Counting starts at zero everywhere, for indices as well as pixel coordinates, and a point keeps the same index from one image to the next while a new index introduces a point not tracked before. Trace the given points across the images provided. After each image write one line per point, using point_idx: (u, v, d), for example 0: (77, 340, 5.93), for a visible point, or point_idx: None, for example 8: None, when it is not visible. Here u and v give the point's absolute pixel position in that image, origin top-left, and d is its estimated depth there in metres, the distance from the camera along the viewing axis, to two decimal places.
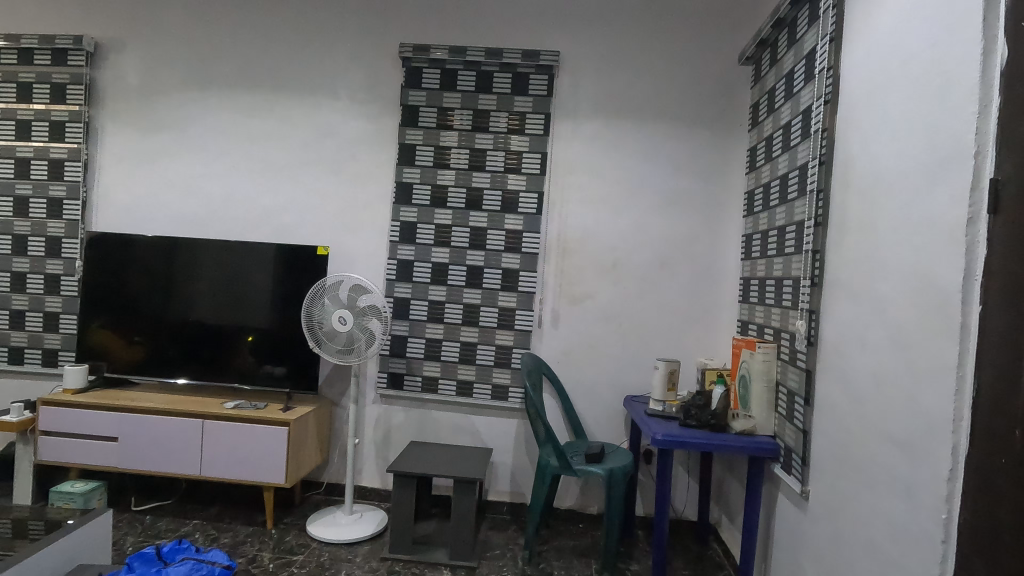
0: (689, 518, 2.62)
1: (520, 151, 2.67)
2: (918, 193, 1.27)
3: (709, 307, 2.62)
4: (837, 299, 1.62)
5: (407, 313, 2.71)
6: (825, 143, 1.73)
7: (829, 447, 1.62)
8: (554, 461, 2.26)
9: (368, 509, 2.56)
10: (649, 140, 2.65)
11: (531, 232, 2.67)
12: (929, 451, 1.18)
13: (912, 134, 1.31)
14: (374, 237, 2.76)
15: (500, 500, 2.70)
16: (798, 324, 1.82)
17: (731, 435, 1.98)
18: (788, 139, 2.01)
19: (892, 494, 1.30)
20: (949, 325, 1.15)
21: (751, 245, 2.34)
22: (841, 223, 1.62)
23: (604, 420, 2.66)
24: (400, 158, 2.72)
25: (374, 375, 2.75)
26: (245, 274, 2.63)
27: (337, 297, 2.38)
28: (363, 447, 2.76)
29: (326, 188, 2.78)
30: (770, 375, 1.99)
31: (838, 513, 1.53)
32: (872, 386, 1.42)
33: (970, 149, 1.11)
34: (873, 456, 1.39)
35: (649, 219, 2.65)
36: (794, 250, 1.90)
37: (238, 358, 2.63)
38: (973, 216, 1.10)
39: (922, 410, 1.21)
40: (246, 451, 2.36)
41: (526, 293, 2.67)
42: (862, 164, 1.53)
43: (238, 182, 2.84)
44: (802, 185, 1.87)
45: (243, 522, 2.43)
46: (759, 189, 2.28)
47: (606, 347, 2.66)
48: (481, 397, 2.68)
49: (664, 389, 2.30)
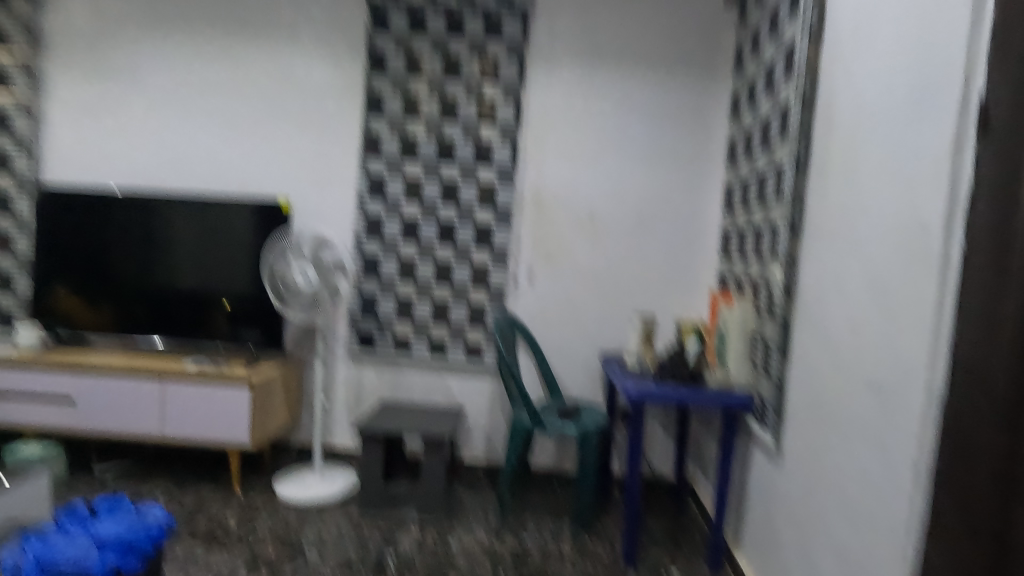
0: (666, 476, 2.60)
1: (494, 99, 2.54)
2: (905, 121, 1.18)
3: (688, 263, 2.54)
4: (816, 244, 1.55)
5: (377, 270, 2.61)
6: (808, 80, 1.63)
7: (803, 398, 1.56)
8: (526, 418, 2.20)
9: (339, 469, 2.50)
10: (629, 88, 2.52)
11: (505, 185, 2.56)
12: (904, 395, 1.12)
13: (900, 60, 1.22)
14: (341, 191, 2.64)
15: (475, 460, 2.66)
16: (776, 274, 1.75)
17: (706, 389, 1.92)
18: (771, 80, 1.91)
19: (865, 442, 1.25)
20: (929, 260, 1.07)
21: (732, 197, 2.25)
22: (823, 164, 1.54)
23: (580, 378, 2.61)
24: (367, 107, 2.58)
25: (344, 335, 2.67)
26: (204, 230, 2.51)
27: (300, 253, 2.28)
28: (334, 408, 2.69)
29: (291, 140, 2.65)
30: (747, 328, 1.93)
31: (811, 465, 1.49)
32: (849, 332, 1.35)
33: (959, 67, 1.02)
34: (847, 404, 1.34)
35: (628, 171, 2.54)
36: (773, 197, 1.82)
37: (199, 317, 2.53)
38: (960, 140, 1.02)
39: (899, 354, 1.15)
40: (208, 411, 2.29)
41: (500, 249, 2.58)
42: (847, 98, 1.43)
43: (197, 132, 2.68)
44: (784, 127, 1.77)
45: (208, 483, 2.37)
46: (741, 137, 2.18)
47: (583, 305, 2.59)
48: (455, 355, 2.61)
49: (640, 344, 2.25)
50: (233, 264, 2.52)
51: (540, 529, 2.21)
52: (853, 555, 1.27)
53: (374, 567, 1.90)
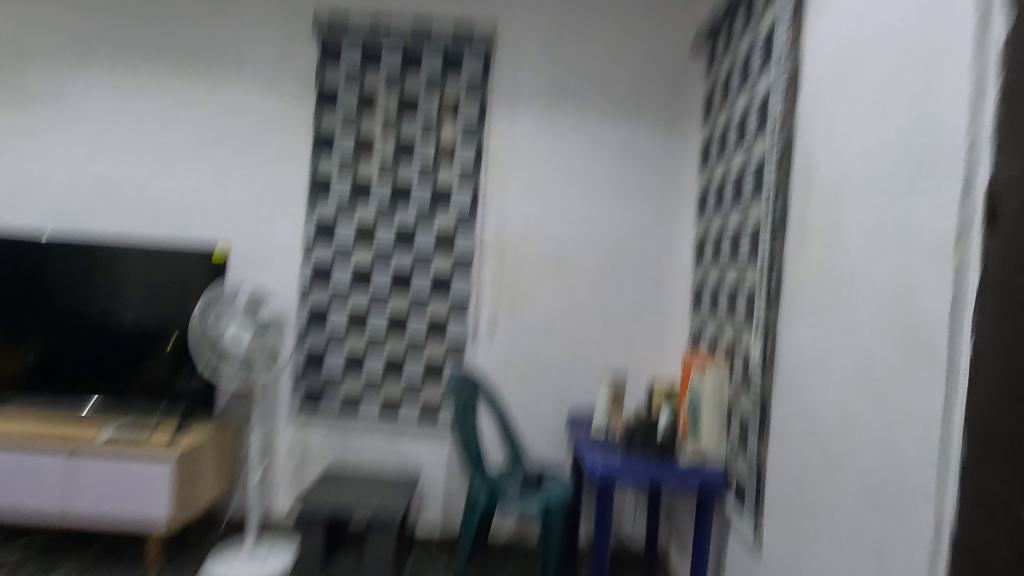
0: (637, 546, 2.41)
1: (453, 141, 2.39)
2: (897, 196, 1.05)
3: (660, 316, 2.39)
4: (796, 316, 1.41)
5: (324, 323, 2.40)
6: (784, 136, 1.51)
7: (785, 489, 1.40)
8: (484, 494, 2.03)
9: (277, 547, 2.24)
10: (596, 132, 2.40)
11: (465, 232, 2.40)
12: (907, 515, 0.96)
13: (889, 126, 1.09)
14: (287, 237, 2.43)
15: (431, 531, 2.43)
16: (753, 342, 1.60)
17: (678, 466, 1.75)
18: (744, 131, 1.79)
19: (859, 559, 1.09)
20: (932, 361, 0.92)
21: (704, 249, 2.12)
22: (801, 229, 1.40)
23: (546, 440, 2.41)
24: (316, 147, 2.39)
25: (287, 393, 2.43)
26: (130, 279, 2.27)
27: (234, 310, 2.04)
28: (275, 474, 2.44)
29: (232, 180, 2.44)
30: (722, 399, 1.78)
31: (796, 568, 1.32)
32: (837, 424, 1.20)
33: (961, 144, 0.89)
34: (837, 507, 1.17)
35: (595, 218, 2.40)
36: (749, 257, 1.68)
37: (122, 377, 2.27)
38: (964, 227, 0.88)
39: (897, 464, 0.99)
40: (123, 490, 2.01)
41: (458, 300, 2.40)
42: (827, 160, 1.31)
43: (129, 170, 2.46)
44: (758, 183, 1.65)
45: (123, 569, 2.09)
46: (713, 188, 2.06)
47: (548, 360, 2.41)
48: (408, 417, 2.39)
49: (607, 408, 2.08)
50: (164, 319, 2.27)
51: None
52: None
53: None
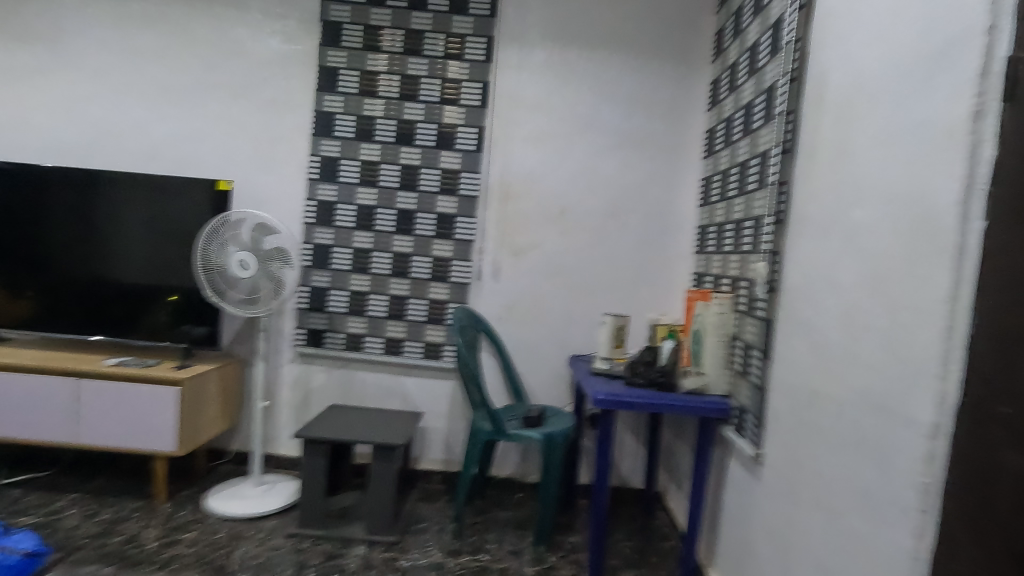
0: (636, 487, 2.45)
1: (459, 79, 2.36)
2: (911, 94, 1.04)
3: (663, 260, 2.40)
4: (802, 236, 1.41)
5: (328, 262, 2.40)
6: (797, 57, 1.49)
7: (786, 406, 1.42)
8: (487, 425, 2.04)
9: (282, 479, 2.28)
10: (603, 72, 2.37)
11: (469, 172, 2.38)
12: (909, 404, 0.97)
13: (904, 24, 1.08)
14: (291, 175, 2.41)
15: (432, 469, 2.46)
16: (758, 269, 1.60)
17: (680, 394, 1.76)
18: (755, 61, 1.77)
19: (861, 455, 1.11)
20: (943, 248, 0.93)
21: (710, 189, 2.11)
22: (812, 146, 1.40)
23: (547, 382, 2.44)
24: (320, 83, 2.36)
25: (291, 332, 2.45)
26: (133, 213, 2.26)
27: (239, 238, 2.04)
28: (279, 411, 2.47)
29: (235, 116, 2.41)
30: (725, 330, 1.79)
31: (795, 479, 1.34)
32: (841, 332, 1.21)
33: (981, 23, 0.88)
34: (839, 413, 1.19)
35: (601, 161, 2.39)
36: (756, 185, 1.68)
37: (127, 310, 2.28)
38: (980, 109, 0.87)
39: (902, 357, 1.01)
40: (129, 416, 2.03)
41: (462, 241, 2.39)
42: (841, 73, 1.29)
43: (130, 106, 2.43)
44: (768, 110, 1.64)
45: (131, 495, 2.13)
46: (721, 125, 2.05)
47: (551, 302, 2.42)
48: (411, 356, 2.41)
49: (610, 346, 2.10)
50: (166, 253, 2.26)
51: (500, 547, 2.02)
52: None
53: None
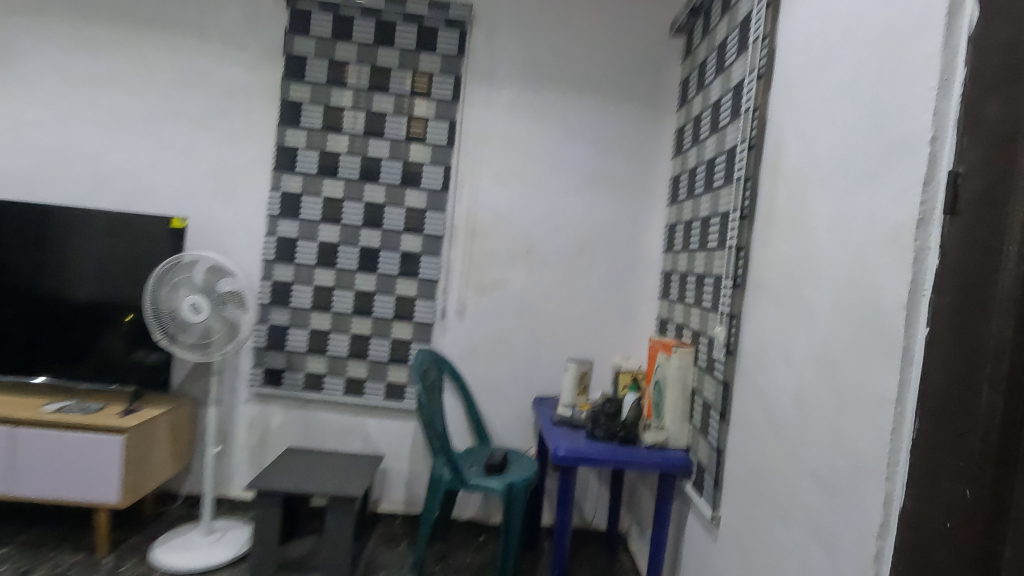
0: (598, 527, 2.44)
1: (426, 117, 2.33)
2: (862, 185, 1.06)
3: (628, 302, 2.40)
4: (759, 304, 1.42)
5: (288, 299, 2.33)
6: (756, 124, 1.51)
7: (742, 470, 1.43)
8: (447, 473, 2.01)
9: (233, 525, 2.21)
10: (571, 115, 2.37)
11: (435, 210, 2.35)
12: (857, 497, 0.98)
13: (855, 115, 1.10)
14: (249, 208, 2.34)
15: (393, 511, 2.42)
16: (717, 329, 1.61)
17: (641, 448, 1.76)
18: (717, 119, 1.79)
19: (812, 537, 1.11)
20: (888, 347, 0.94)
21: (673, 236, 2.13)
22: (768, 217, 1.42)
23: (511, 423, 2.41)
24: (283, 116, 2.31)
25: (248, 370, 2.37)
26: (81, 249, 2.16)
27: (191, 281, 1.97)
28: (233, 452, 2.39)
29: (191, 147, 2.33)
30: (686, 383, 1.79)
31: (749, 549, 1.35)
32: (795, 409, 1.22)
33: (925, 132, 0.90)
34: (792, 490, 1.20)
35: (568, 202, 2.38)
36: (717, 244, 1.69)
37: (73, 350, 2.18)
38: (925, 217, 0.89)
39: (850, 447, 1.02)
40: (70, 467, 1.93)
41: (427, 280, 2.36)
42: (797, 149, 1.31)
43: (80, 133, 2.33)
44: (729, 171, 1.65)
45: (70, 546, 2.02)
46: (684, 175, 2.07)
47: (516, 342, 2.40)
48: (373, 396, 2.36)
49: (574, 392, 2.08)
50: (117, 292, 2.18)
51: None
52: None
53: None
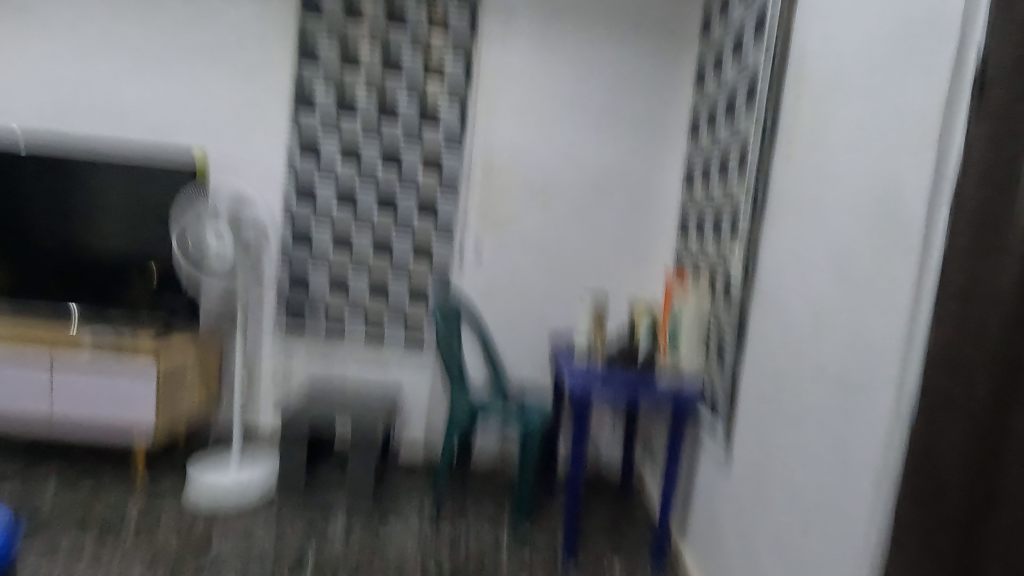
0: (613, 462, 2.51)
1: (442, 52, 2.30)
2: (888, 84, 1.04)
3: (645, 241, 2.40)
4: (779, 223, 1.42)
5: (308, 237, 2.37)
6: (780, 41, 1.47)
7: (756, 389, 1.45)
8: (466, 403, 2.05)
9: (262, 453, 2.27)
10: (589, 50, 2.33)
11: (452, 148, 2.35)
12: (870, 392, 1.00)
13: (885, 16, 1.07)
14: (268, 147, 2.36)
15: (414, 444, 2.50)
16: (734, 254, 1.62)
17: (656, 375, 1.79)
18: (739, 42, 1.75)
19: (823, 440, 1.14)
20: (908, 241, 0.95)
21: (692, 170, 2.11)
22: (790, 134, 1.40)
23: (527, 359, 2.46)
24: (299, 52, 2.30)
25: (271, 307, 2.43)
26: (107, 186, 2.21)
27: (216, 215, 2.01)
28: (260, 386, 2.47)
29: (210, 86, 2.34)
30: (701, 312, 1.80)
31: (762, 461, 1.38)
32: (811, 319, 1.23)
33: (956, 19, 0.88)
34: (805, 398, 1.22)
35: (586, 139, 2.36)
36: (736, 170, 1.68)
37: (104, 285, 2.25)
38: (952, 104, 0.88)
39: (866, 346, 1.03)
40: (110, 391, 2.08)
41: (445, 219, 2.38)
42: (822, 60, 1.28)
43: (101, 73, 2.35)
44: (750, 93, 1.62)
45: (111, 468, 2.14)
46: (704, 106, 2.03)
47: (533, 281, 2.42)
48: (393, 333, 2.42)
49: (590, 325, 2.11)
50: (144, 228, 2.23)
51: (479, 521, 2.07)
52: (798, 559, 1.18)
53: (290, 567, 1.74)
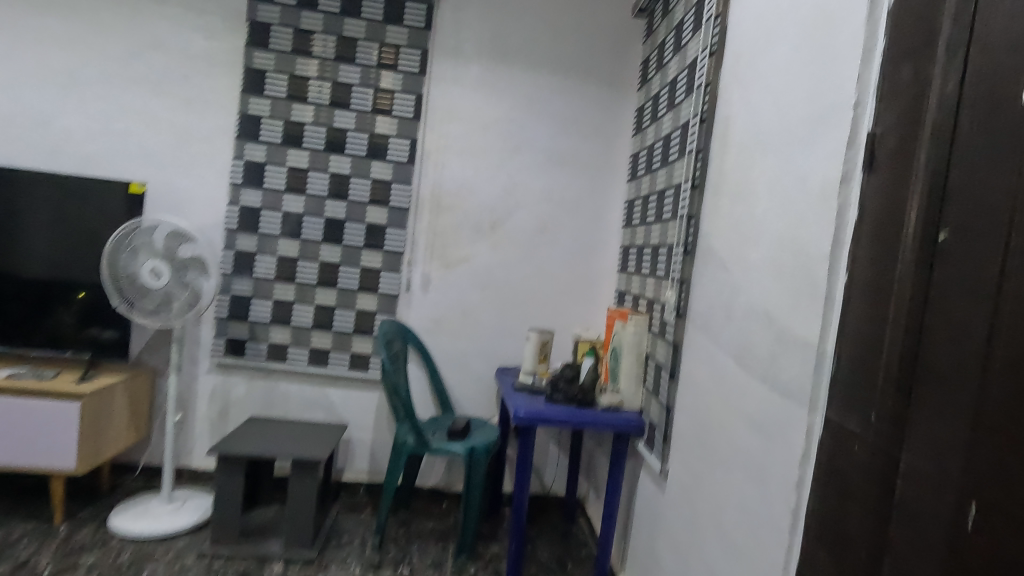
0: (557, 494, 2.52)
1: (392, 90, 2.34)
2: (797, 150, 1.14)
3: (589, 277, 2.48)
4: (707, 267, 1.51)
5: (250, 269, 2.32)
6: (707, 99, 1.59)
7: (689, 425, 1.52)
8: (411, 439, 2.04)
9: (192, 494, 2.21)
10: (536, 93, 2.42)
11: (401, 183, 2.37)
12: (784, 433, 1.08)
13: (794, 90, 1.18)
14: (211, 177, 2.32)
15: (357, 481, 2.44)
16: (669, 294, 1.70)
17: (597, 410, 1.84)
18: (673, 96, 1.87)
19: (747, 477, 1.20)
20: (813, 296, 1.04)
21: (632, 211, 2.20)
22: (716, 186, 1.50)
23: (473, 393, 2.47)
24: (246, 85, 2.28)
25: (209, 341, 2.36)
26: (32, 214, 2.11)
27: (151, 246, 1.94)
28: (193, 423, 2.38)
29: (150, 113, 2.29)
30: (640, 349, 1.88)
31: (693, 497, 1.44)
32: (734, 362, 1.30)
33: (850, 99, 1.00)
34: (729, 437, 1.30)
35: (533, 177, 2.44)
36: (671, 215, 1.77)
37: (26, 318, 2.12)
38: (847, 175, 0.98)
39: (781, 390, 1.11)
40: (24, 429, 1.89)
41: (392, 253, 2.38)
42: (742, 120, 1.40)
43: (31, 95, 2.25)
44: (683, 145, 1.73)
45: (25, 516, 2.00)
46: (643, 152, 2.14)
47: (480, 315, 2.45)
48: (338, 366, 2.38)
49: (535, 360, 2.14)
50: (71, 260, 2.13)
51: (422, 560, 2.04)
52: None
53: None
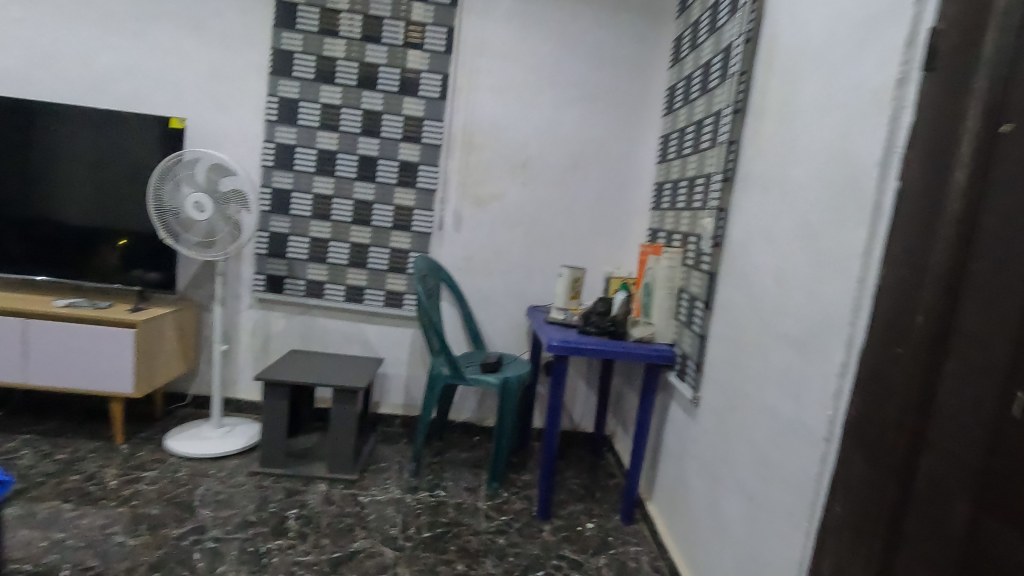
0: (586, 430, 2.58)
1: (423, 23, 2.30)
2: (850, 57, 1.10)
3: (620, 216, 2.46)
4: (746, 193, 1.49)
5: (287, 207, 2.37)
6: (753, 17, 1.52)
7: (722, 351, 1.52)
8: (445, 370, 2.09)
9: (241, 421, 2.32)
10: (569, 25, 2.35)
11: (432, 120, 2.36)
12: (823, 347, 1.09)
13: None
14: (246, 115, 2.34)
15: (392, 413, 2.54)
16: (706, 224, 1.68)
17: (629, 342, 1.85)
18: (715, 20, 1.79)
19: (782, 396, 1.21)
20: (859, 207, 1.03)
21: (667, 146, 2.17)
22: (760, 109, 1.46)
23: (504, 331, 2.51)
24: (277, 20, 2.26)
25: (249, 277, 2.43)
26: (76, 151, 2.17)
27: (193, 180, 2.00)
28: (237, 356, 2.48)
29: (184, 51, 2.30)
30: (673, 282, 1.87)
31: (725, 420, 1.47)
32: (772, 285, 1.30)
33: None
34: (764, 357, 1.30)
35: (565, 113, 2.39)
36: (709, 144, 1.73)
37: (76, 252, 2.21)
38: (904, 76, 0.95)
39: (821, 306, 1.11)
40: (85, 354, 2.01)
41: (424, 191, 2.39)
42: (790, 36, 1.34)
43: (70, 33, 2.28)
44: (725, 69, 1.67)
45: (88, 436, 2.15)
46: (681, 83, 2.08)
47: (512, 254, 2.46)
48: (372, 303, 2.44)
49: (566, 297, 2.16)
50: (115, 196, 2.20)
51: (456, 484, 2.13)
52: (755, 506, 1.27)
53: (272, 525, 1.76)
